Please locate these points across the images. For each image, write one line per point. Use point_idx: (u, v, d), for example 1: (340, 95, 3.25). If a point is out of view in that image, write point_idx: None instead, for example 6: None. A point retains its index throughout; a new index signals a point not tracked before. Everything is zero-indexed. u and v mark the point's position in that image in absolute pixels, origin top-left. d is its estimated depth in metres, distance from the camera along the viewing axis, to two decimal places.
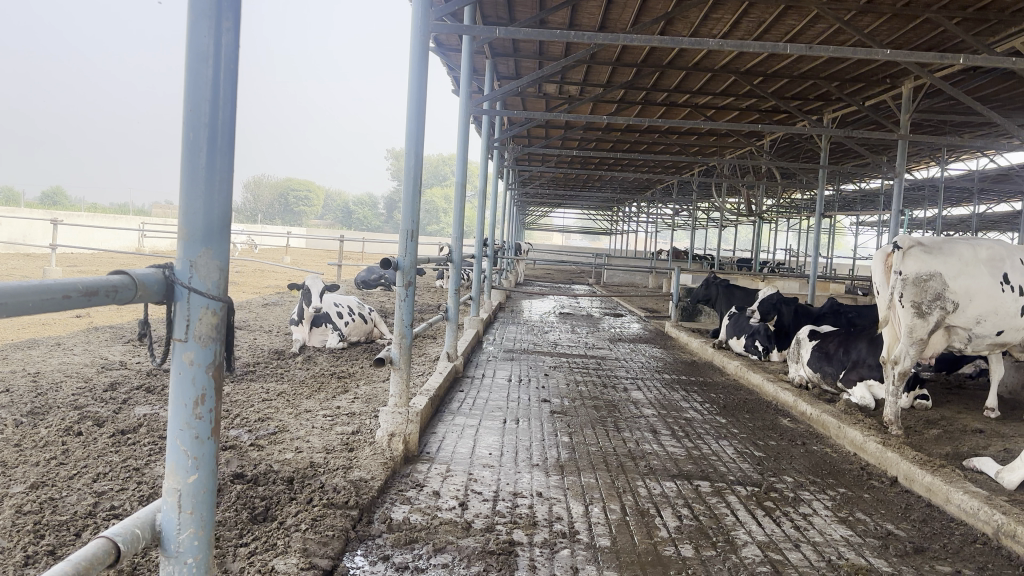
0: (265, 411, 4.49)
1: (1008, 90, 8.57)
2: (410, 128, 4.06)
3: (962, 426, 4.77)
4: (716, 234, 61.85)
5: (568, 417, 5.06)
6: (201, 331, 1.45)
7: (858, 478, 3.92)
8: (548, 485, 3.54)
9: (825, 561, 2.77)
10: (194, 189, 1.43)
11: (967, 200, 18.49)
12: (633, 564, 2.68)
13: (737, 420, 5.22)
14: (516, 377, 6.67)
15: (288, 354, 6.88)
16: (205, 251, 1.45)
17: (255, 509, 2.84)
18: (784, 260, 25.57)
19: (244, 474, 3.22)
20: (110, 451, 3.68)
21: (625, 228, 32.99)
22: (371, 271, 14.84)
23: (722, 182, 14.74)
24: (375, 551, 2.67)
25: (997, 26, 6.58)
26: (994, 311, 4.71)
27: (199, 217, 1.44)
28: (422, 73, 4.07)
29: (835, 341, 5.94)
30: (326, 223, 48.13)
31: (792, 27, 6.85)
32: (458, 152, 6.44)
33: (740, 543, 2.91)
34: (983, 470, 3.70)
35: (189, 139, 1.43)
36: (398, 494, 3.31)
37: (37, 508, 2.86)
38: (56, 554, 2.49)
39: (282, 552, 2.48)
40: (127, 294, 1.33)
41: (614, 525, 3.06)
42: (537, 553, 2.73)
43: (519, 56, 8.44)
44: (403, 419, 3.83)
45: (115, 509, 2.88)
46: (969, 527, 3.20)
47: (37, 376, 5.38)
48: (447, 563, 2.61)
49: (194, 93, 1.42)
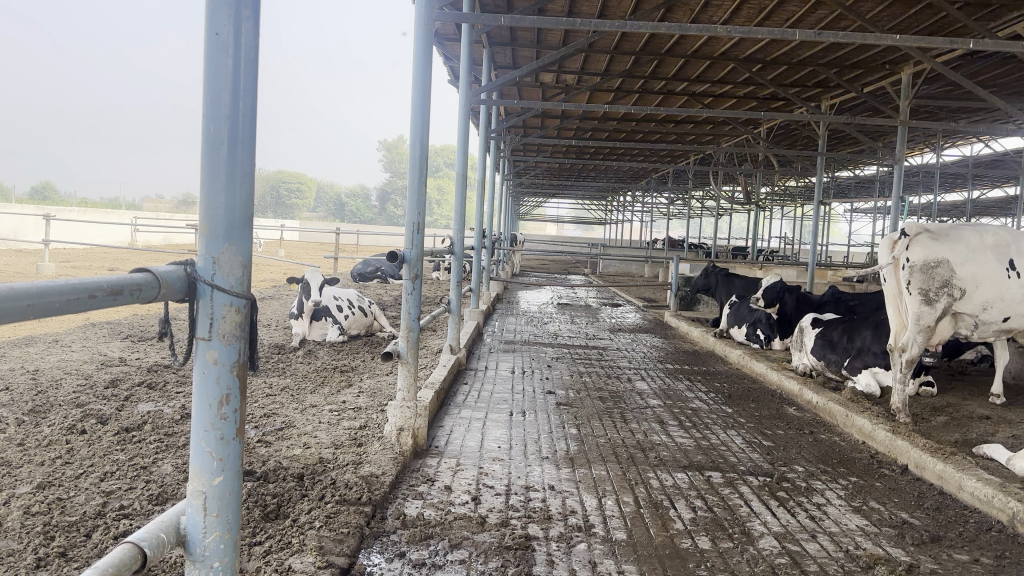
0: (270, 407, 4.45)
1: (1005, 75, 8.57)
2: (415, 121, 4.01)
3: (969, 413, 4.77)
4: (709, 223, 62.03)
5: (574, 409, 5.03)
6: (224, 329, 1.41)
7: (868, 467, 3.92)
8: (560, 478, 3.52)
9: (843, 552, 2.76)
10: (215, 183, 1.40)
11: (960, 186, 18.57)
12: (651, 557, 2.66)
13: (742, 409, 5.22)
14: (519, 369, 6.64)
15: (289, 349, 6.84)
16: (228, 247, 1.42)
17: (268, 506, 2.81)
18: (779, 248, 25.64)
19: (254, 471, 3.18)
20: (116, 449, 3.64)
21: (619, 217, 32.98)
22: (368, 264, 14.78)
23: (719, 169, 14.73)
24: (390, 548, 2.65)
25: (998, 11, 6.54)
26: (1001, 297, 4.67)
27: (221, 212, 1.41)
28: (426, 64, 4.03)
29: (839, 329, 5.93)
30: (319, 216, 47.88)
31: (793, 14, 6.81)
32: (459, 144, 6.37)
33: (756, 534, 2.89)
34: (993, 457, 3.71)
35: (210, 132, 1.40)
36: (410, 488, 3.29)
37: (45, 508, 2.82)
38: (68, 555, 2.45)
39: (298, 551, 2.45)
40: (151, 293, 1.29)
41: (629, 518, 3.03)
42: (554, 547, 2.70)
43: (516, 44, 8.38)
44: (412, 413, 3.78)
45: (124, 509, 2.84)
46: (983, 515, 3.20)
47: (36, 374, 5.32)
48: (465, 558, 2.59)
49: (214, 83, 1.39)
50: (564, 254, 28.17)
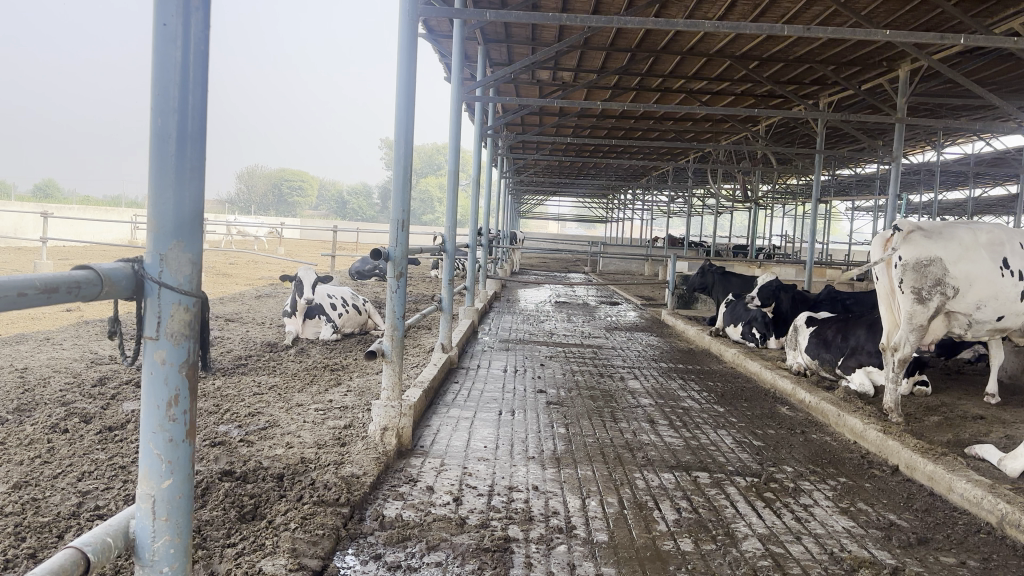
0: (255, 406, 4.42)
1: (1004, 73, 8.53)
2: (399, 117, 3.96)
3: (962, 412, 4.72)
4: (710, 220, 62.01)
5: (564, 408, 4.99)
6: (173, 329, 1.37)
7: (859, 467, 3.87)
8: (545, 479, 3.47)
9: (827, 554, 2.72)
10: (163, 180, 1.36)
11: (962, 183, 18.50)
12: (632, 560, 2.61)
13: (735, 409, 5.16)
14: (511, 367, 6.59)
15: (281, 347, 6.80)
16: (177, 244, 1.37)
17: (244, 507, 2.77)
18: (780, 246, 25.58)
19: (233, 471, 3.13)
20: (97, 448, 3.60)
21: (619, 214, 33.12)
22: (365, 262, 14.73)
23: (719, 167, 14.67)
24: (366, 550, 2.61)
25: (996, 7, 6.48)
26: (994, 296, 4.61)
27: (169, 210, 1.37)
28: (410, 61, 3.97)
29: (833, 328, 5.87)
30: (320, 214, 47.90)
31: (787, 9, 6.74)
32: (451, 141, 6.30)
33: (740, 536, 2.85)
34: (984, 458, 3.65)
35: (158, 126, 1.35)
36: (391, 489, 3.24)
37: (18, 509, 2.78)
38: (37, 557, 2.41)
39: (270, 553, 2.41)
40: (92, 290, 1.26)
41: (612, 519, 2.99)
42: (533, 549, 2.66)
43: (511, 41, 8.31)
44: (397, 413, 3.75)
45: (98, 509, 2.80)
46: (973, 517, 3.15)
47: (24, 372, 5.28)
48: (441, 561, 2.54)
49: (162, 75, 1.34)
50: (565, 253, 28.14)
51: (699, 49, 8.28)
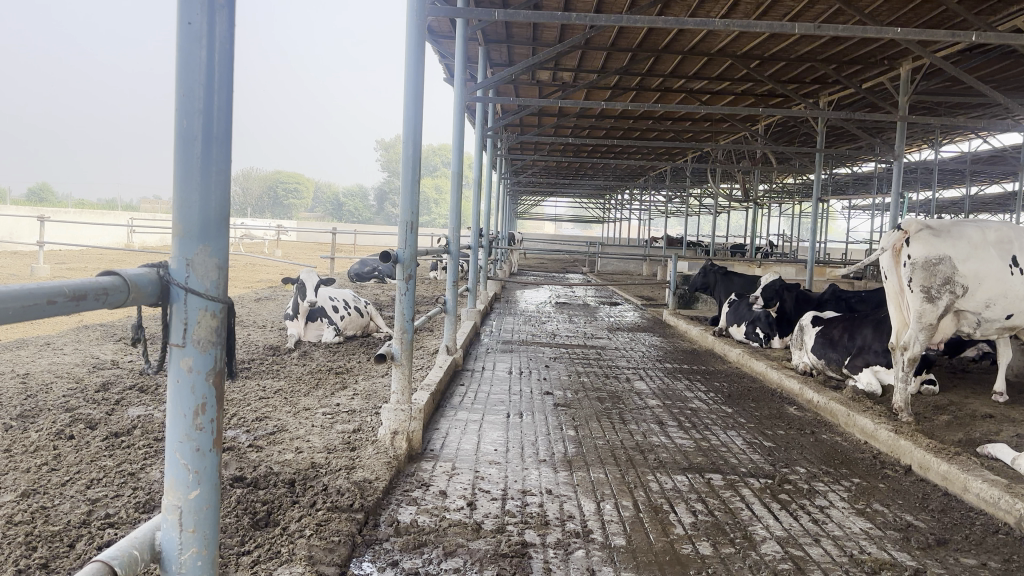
0: (263, 411, 4.38)
1: (1005, 70, 8.53)
2: (406, 118, 3.94)
3: (972, 411, 4.71)
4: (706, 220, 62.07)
5: (573, 410, 4.97)
6: (200, 335, 1.34)
7: (871, 467, 3.85)
8: (558, 482, 3.44)
9: (847, 556, 2.70)
10: (188, 182, 1.33)
11: (960, 181, 18.51)
12: (651, 564, 2.59)
13: (743, 409, 5.14)
14: (516, 369, 6.57)
15: (283, 351, 6.76)
16: (203, 248, 1.34)
17: (257, 513, 2.74)
18: (779, 246, 25.52)
19: (244, 477, 3.10)
20: (104, 455, 3.56)
21: (618, 215, 33.09)
22: (363, 264, 14.68)
23: (719, 167, 14.66)
24: (382, 556, 2.58)
25: (998, 5, 6.48)
26: (1004, 294, 4.59)
27: (195, 211, 1.34)
28: (417, 62, 3.93)
29: (840, 326, 5.85)
30: (317, 216, 47.81)
31: (790, 9, 6.76)
32: (455, 142, 6.27)
33: (759, 539, 2.82)
34: (998, 457, 3.64)
35: (183, 127, 1.32)
36: (404, 494, 3.21)
37: (27, 517, 2.75)
38: (49, 567, 2.37)
39: (286, 560, 2.38)
40: (118, 298, 1.22)
41: (629, 522, 2.97)
42: (551, 554, 2.63)
43: (512, 41, 8.30)
44: (406, 417, 3.71)
45: (110, 518, 2.76)
46: (990, 516, 3.13)
47: (25, 377, 5.23)
48: (459, 567, 2.52)
49: (187, 75, 1.31)
50: (564, 254, 28.15)
51: (699, 49, 8.28)
